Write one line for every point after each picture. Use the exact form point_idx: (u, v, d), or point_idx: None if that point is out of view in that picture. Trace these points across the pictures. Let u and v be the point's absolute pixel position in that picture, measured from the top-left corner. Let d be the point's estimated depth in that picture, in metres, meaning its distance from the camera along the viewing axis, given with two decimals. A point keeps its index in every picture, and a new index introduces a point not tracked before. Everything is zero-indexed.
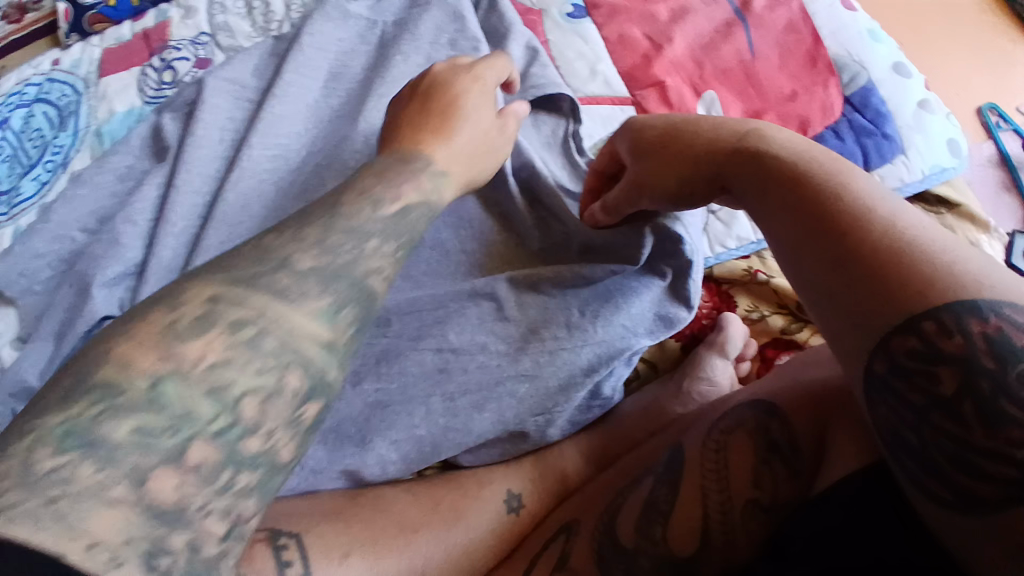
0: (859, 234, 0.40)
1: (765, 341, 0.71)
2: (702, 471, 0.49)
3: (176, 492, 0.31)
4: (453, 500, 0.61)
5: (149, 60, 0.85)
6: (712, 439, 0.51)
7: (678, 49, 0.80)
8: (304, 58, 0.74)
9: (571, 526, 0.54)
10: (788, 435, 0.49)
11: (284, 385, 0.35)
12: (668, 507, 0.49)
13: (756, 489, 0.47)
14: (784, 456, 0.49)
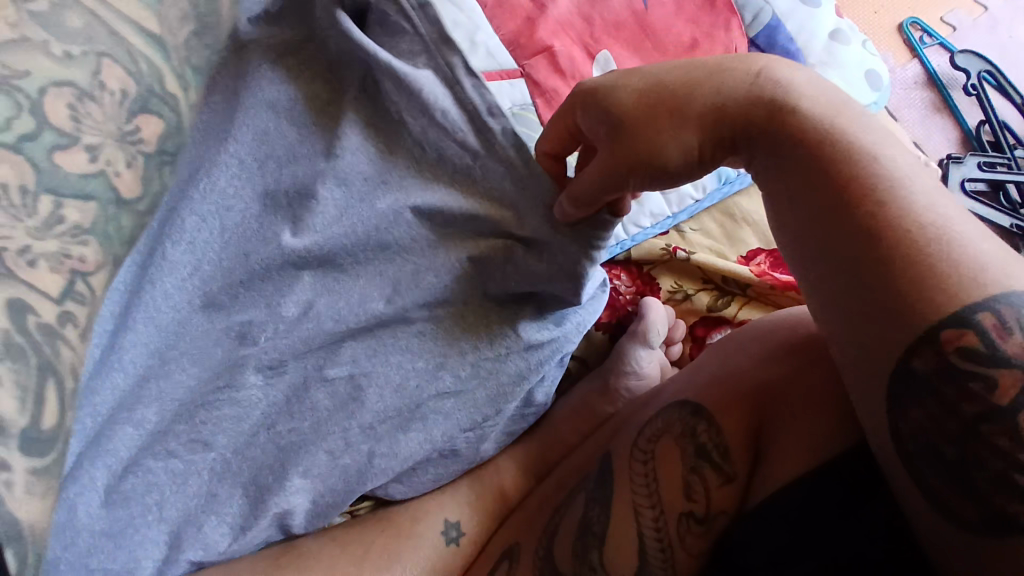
0: (892, 214, 0.39)
1: (694, 319, 0.64)
2: (632, 484, 0.48)
3: (81, 167, 0.52)
4: (387, 543, 0.59)
5: None
6: (642, 445, 0.49)
7: (563, 7, 0.67)
8: None
9: (514, 551, 0.57)
10: (717, 440, 0.46)
11: (110, 86, 0.55)
12: (601, 528, 0.49)
13: (690, 501, 0.45)
14: (716, 462, 0.46)
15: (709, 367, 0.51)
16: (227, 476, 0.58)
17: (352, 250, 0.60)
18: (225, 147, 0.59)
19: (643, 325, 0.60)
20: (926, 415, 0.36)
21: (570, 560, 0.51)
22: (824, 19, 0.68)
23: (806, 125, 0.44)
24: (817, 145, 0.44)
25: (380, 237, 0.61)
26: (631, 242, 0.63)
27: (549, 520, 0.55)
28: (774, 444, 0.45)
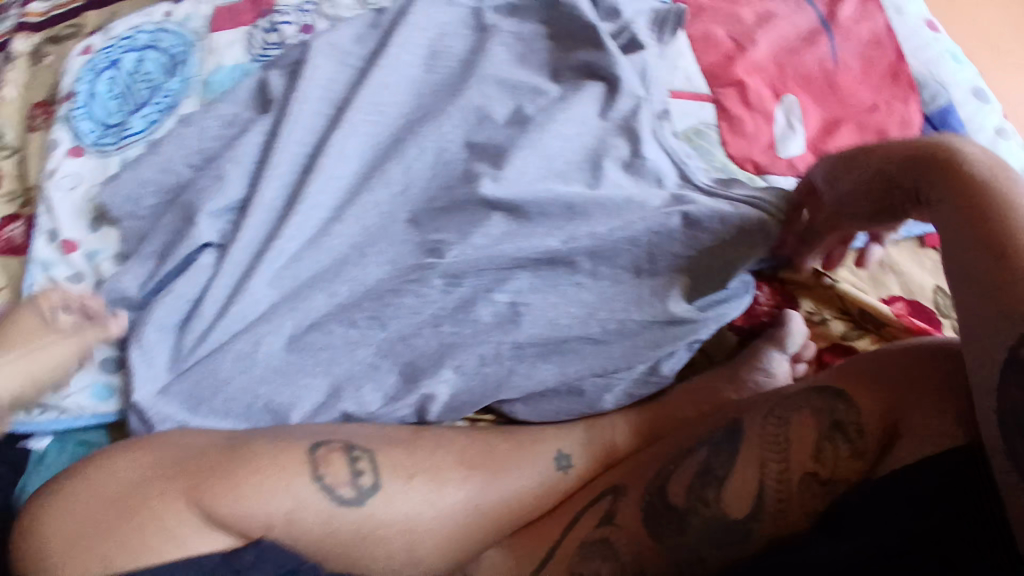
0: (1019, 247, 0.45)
1: (825, 345, 0.66)
2: (761, 439, 0.55)
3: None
4: (508, 452, 0.65)
5: (255, 19, 0.90)
6: (768, 416, 0.55)
7: (760, 52, 0.73)
8: (411, 31, 0.79)
9: (621, 490, 0.62)
10: (852, 416, 0.53)
11: None
12: (723, 472, 0.55)
13: (815, 462, 0.53)
14: (847, 434, 0.53)
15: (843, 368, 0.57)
16: (391, 354, 0.70)
17: (543, 204, 0.70)
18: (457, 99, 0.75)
19: (780, 330, 0.64)
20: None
21: (682, 496, 0.57)
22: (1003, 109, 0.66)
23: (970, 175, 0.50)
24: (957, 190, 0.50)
25: (565, 196, 0.70)
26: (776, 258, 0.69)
27: (663, 469, 0.60)
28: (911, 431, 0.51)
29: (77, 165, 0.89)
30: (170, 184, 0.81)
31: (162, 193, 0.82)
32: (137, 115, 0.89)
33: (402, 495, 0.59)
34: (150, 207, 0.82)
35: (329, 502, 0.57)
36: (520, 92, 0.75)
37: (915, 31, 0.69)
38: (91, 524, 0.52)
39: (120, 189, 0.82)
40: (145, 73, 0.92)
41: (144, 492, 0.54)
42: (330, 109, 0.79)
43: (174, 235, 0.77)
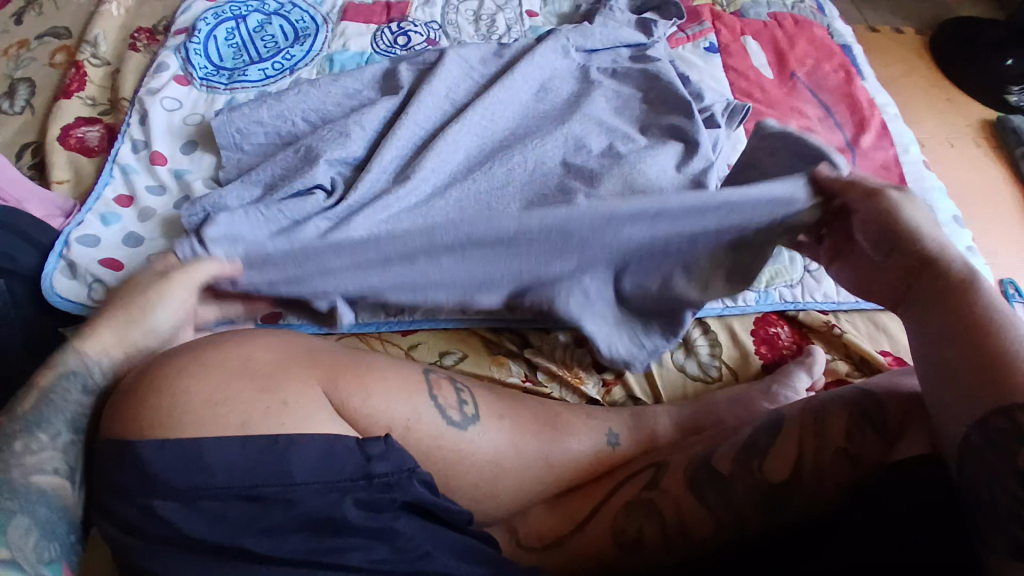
0: (994, 341, 0.52)
1: (831, 380, 0.80)
2: (801, 426, 0.64)
3: None
4: (569, 419, 0.71)
5: (384, 23, 1.03)
6: (809, 407, 0.65)
7: None
8: (529, 65, 0.93)
9: (663, 464, 0.69)
10: (879, 412, 0.63)
11: None
12: (767, 448, 0.64)
13: (847, 442, 0.62)
14: (873, 424, 0.62)
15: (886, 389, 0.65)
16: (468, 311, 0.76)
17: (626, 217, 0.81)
18: (562, 127, 0.88)
19: (809, 358, 0.78)
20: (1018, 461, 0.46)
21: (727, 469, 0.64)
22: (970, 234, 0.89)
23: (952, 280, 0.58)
24: (944, 297, 0.57)
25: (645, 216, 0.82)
26: (801, 305, 0.84)
27: (704, 448, 0.68)
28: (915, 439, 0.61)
29: (181, 92, 0.93)
30: (284, 132, 0.88)
31: (272, 134, 0.88)
32: (255, 66, 0.96)
33: (495, 430, 0.62)
34: (257, 144, 0.87)
35: (440, 421, 0.58)
36: (614, 133, 0.89)
37: (915, 171, 0.93)
38: (225, 390, 0.52)
39: (234, 121, 0.87)
40: (269, 34, 1.00)
41: (287, 370, 0.55)
42: (448, 109, 0.91)
43: (287, 169, 0.83)
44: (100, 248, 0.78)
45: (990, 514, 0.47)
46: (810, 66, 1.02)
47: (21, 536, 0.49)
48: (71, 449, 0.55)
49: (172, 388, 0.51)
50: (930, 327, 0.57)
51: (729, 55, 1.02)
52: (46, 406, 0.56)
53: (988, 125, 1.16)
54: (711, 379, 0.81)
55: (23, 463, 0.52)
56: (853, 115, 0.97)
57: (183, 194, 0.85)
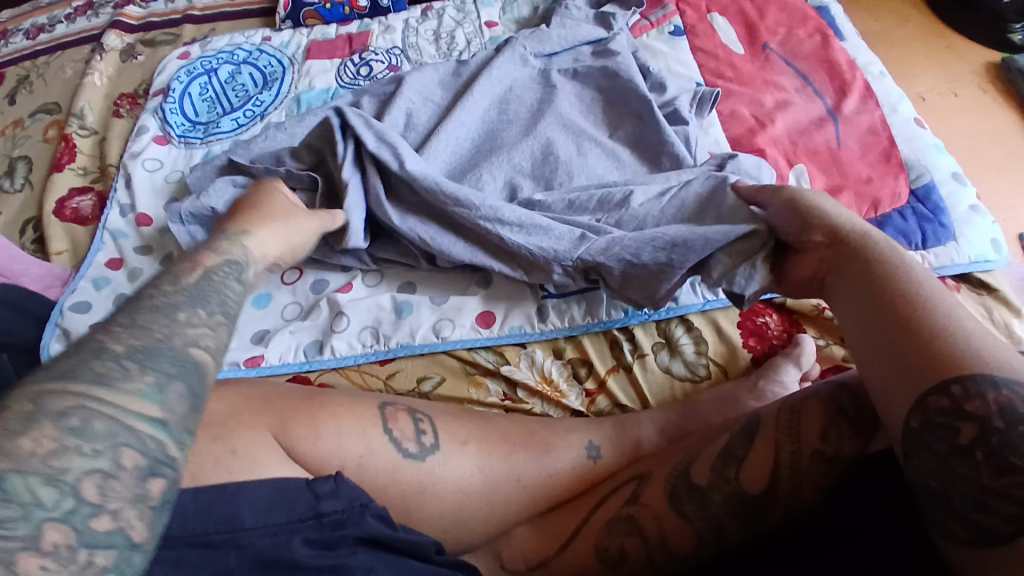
0: (918, 322, 0.50)
1: (827, 365, 0.76)
2: (777, 427, 0.60)
3: None
4: (545, 435, 0.70)
5: (348, 55, 1.04)
6: (786, 405, 0.62)
7: (778, 129, 0.88)
8: (489, 80, 0.92)
9: (644, 475, 0.67)
10: (855, 403, 0.58)
11: None
12: (743, 454, 0.61)
13: (823, 443, 0.58)
14: (849, 418, 0.58)
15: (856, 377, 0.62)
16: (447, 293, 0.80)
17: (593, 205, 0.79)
18: (530, 138, 0.86)
19: (797, 348, 0.74)
20: (937, 450, 0.45)
21: (704, 478, 0.62)
22: (974, 191, 0.82)
23: (871, 256, 0.56)
24: (867, 267, 0.56)
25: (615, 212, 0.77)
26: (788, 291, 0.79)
27: (684, 455, 0.65)
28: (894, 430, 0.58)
29: (162, 152, 0.97)
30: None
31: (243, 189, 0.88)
32: (226, 117, 0.99)
33: (457, 458, 0.63)
34: None
35: (396, 454, 0.60)
36: (578, 135, 0.87)
37: (905, 131, 0.87)
38: None
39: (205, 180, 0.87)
40: (239, 83, 1.04)
41: (234, 423, 0.57)
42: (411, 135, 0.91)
43: None
44: (92, 312, 0.81)
45: (955, 512, 0.44)
46: (783, 35, 0.97)
47: (174, 398, 0.42)
48: (223, 328, 0.48)
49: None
50: (858, 300, 0.55)
51: (695, 36, 0.98)
52: (203, 285, 0.49)
53: (991, 69, 1.09)
54: (700, 378, 0.77)
55: (185, 333, 0.45)
56: (833, 80, 0.92)
57: (166, 250, 0.86)
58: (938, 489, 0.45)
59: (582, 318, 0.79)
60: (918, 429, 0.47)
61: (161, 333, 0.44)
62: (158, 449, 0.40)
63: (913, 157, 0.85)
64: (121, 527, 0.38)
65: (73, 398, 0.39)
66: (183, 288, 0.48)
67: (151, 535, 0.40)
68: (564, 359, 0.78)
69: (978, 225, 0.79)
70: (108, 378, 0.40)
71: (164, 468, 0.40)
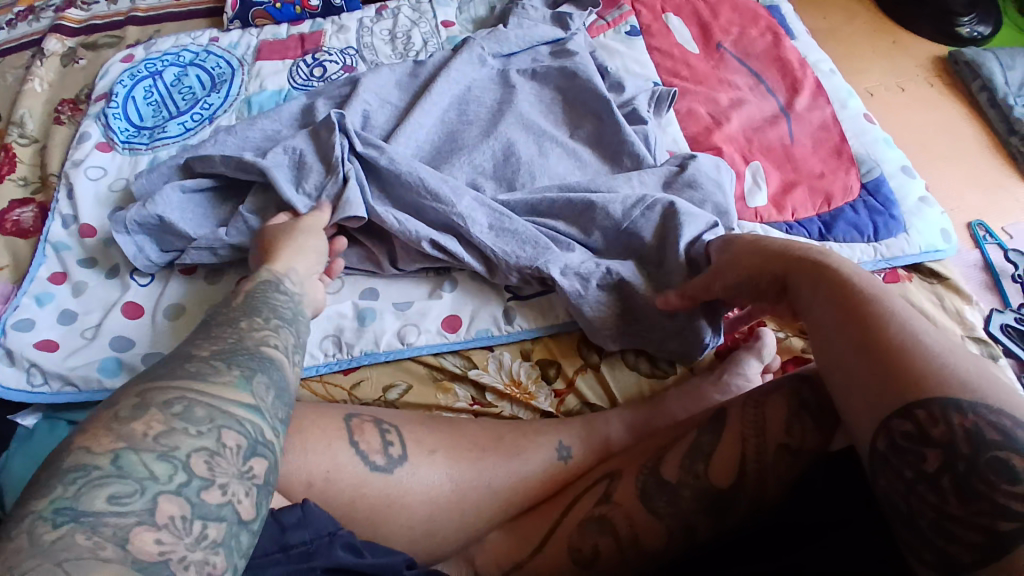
0: (892, 335, 0.50)
1: (787, 357, 0.78)
2: (743, 422, 0.61)
3: None
4: (514, 439, 0.70)
5: (300, 56, 1.01)
6: (749, 399, 0.63)
7: (733, 127, 0.89)
8: (447, 81, 0.91)
9: (616, 474, 0.67)
10: (817, 399, 0.60)
11: None
12: (710, 449, 0.61)
13: (788, 436, 0.59)
14: (812, 414, 0.59)
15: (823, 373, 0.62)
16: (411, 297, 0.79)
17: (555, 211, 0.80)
18: (490, 139, 0.85)
19: (759, 342, 0.76)
20: (905, 475, 0.47)
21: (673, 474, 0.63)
22: (922, 184, 0.85)
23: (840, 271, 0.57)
24: (837, 281, 0.56)
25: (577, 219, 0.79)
26: None
27: (654, 452, 0.66)
28: None
29: (105, 159, 0.92)
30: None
31: None
32: (173, 121, 0.95)
33: (426, 467, 0.62)
34: None
35: (364, 467, 0.59)
36: (537, 134, 0.87)
37: (855, 126, 0.90)
38: None
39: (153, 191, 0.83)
40: (186, 86, 1.00)
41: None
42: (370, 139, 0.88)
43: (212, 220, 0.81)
44: (35, 331, 0.77)
45: (919, 534, 0.46)
46: (735, 33, 0.98)
47: (261, 388, 0.48)
48: (281, 330, 0.57)
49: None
50: (829, 313, 0.55)
51: (651, 36, 0.99)
52: (255, 302, 0.59)
53: (936, 64, 1.14)
54: (666, 374, 0.78)
55: (252, 337, 0.53)
56: (785, 78, 0.94)
57: (113, 262, 0.82)
58: (906, 508, 0.46)
59: (548, 320, 0.79)
60: (886, 451, 0.48)
61: (234, 339, 0.52)
62: (255, 430, 0.46)
63: (864, 151, 0.87)
64: (229, 501, 0.42)
65: (177, 392, 0.45)
66: (242, 307, 0.57)
67: (256, 516, 0.44)
68: (531, 361, 0.78)
69: (928, 216, 0.82)
70: (201, 374, 0.47)
71: (262, 448, 0.45)
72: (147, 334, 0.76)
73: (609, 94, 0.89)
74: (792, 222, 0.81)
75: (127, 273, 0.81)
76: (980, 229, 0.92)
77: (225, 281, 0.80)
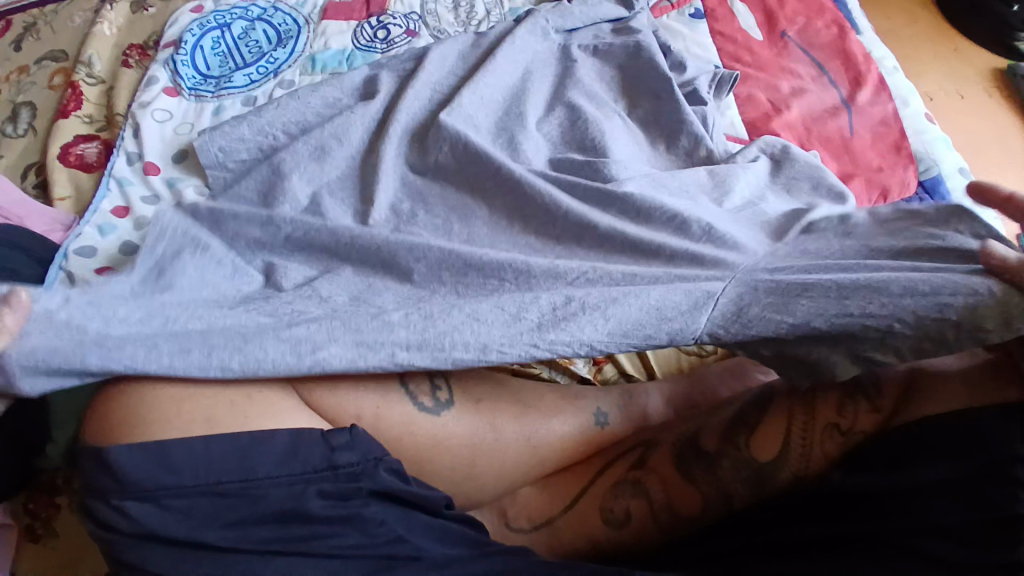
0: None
1: None
2: (789, 399, 0.62)
3: None
4: (555, 400, 0.71)
5: (364, 18, 1.03)
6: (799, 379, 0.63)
7: (793, 115, 0.89)
8: (511, 47, 0.91)
9: (651, 442, 0.68)
10: (874, 382, 0.59)
11: None
12: (753, 424, 0.62)
13: (838, 416, 0.59)
14: (866, 394, 0.59)
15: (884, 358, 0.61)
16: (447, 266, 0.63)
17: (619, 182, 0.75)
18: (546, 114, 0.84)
19: None
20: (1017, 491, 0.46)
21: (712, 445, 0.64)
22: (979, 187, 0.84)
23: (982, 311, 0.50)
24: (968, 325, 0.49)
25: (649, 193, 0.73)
26: None
27: (691, 426, 0.67)
28: (909, 410, 0.57)
29: (172, 104, 0.95)
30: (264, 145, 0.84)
31: (256, 150, 0.85)
32: (239, 72, 0.98)
33: (470, 415, 0.64)
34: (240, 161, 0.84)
35: (412, 407, 0.61)
36: (599, 108, 0.87)
37: (916, 124, 0.89)
38: (197, 387, 0.54)
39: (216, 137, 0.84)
40: (252, 39, 1.02)
41: None
42: (428, 102, 0.86)
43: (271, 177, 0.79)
44: (97, 258, 0.79)
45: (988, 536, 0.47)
46: (801, 24, 0.98)
47: None
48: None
49: (138, 385, 0.53)
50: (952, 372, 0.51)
51: (714, 20, 0.99)
52: None
53: (1000, 72, 1.12)
54: (706, 353, 0.79)
55: None
56: (848, 71, 0.93)
57: (175, 200, 0.85)
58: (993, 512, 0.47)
59: None
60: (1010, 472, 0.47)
61: None
62: None
63: (923, 149, 0.86)
64: None
65: None
66: None
67: None
68: None
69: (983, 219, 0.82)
70: None
71: None
72: None
73: (670, 73, 0.89)
74: None
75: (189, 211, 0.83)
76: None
77: None
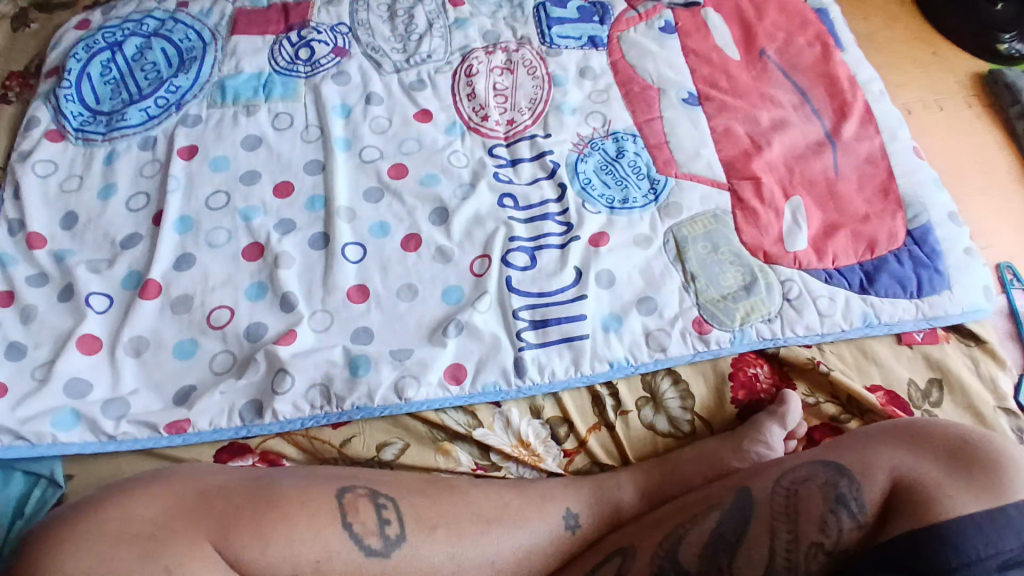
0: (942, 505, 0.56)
1: (815, 424, 0.71)
2: (773, 512, 0.60)
3: None
4: (520, 507, 0.65)
5: (283, 33, 0.88)
6: (783, 481, 0.62)
7: (773, 154, 0.80)
8: (444, 86, 0.85)
9: (629, 551, 0.64)
10: (852, 492, 0.59)
11: None
12: (735, 540, 0.60)
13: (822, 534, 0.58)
14: (848, 509, 0.59)
15: (858, 460, 0.61)
16: None
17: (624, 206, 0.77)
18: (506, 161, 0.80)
19: (783, 407, 0.69)
20: None
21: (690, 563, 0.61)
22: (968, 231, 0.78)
23: None
24: None
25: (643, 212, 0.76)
26: (781, 341, 0.72)
27: (666, 534, 0.64)
28: (889, 520, 0.58)
29: (55, 151, 0.80)
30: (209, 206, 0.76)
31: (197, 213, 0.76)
32: (135, 106, 0.82)
33: (426, 548, 0.59)
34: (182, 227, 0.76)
35: (356, 552, 0.58)
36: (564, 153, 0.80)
37: (906, 161, 0.81)
38: (107, 564, 0.52)
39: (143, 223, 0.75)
40: (149, 61, 0.86)
41: (170, 538, 0.54)
42: (378, 183, 0.78)
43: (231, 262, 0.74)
44: None
45: None
46: (781, 41, 0.88)
47: None
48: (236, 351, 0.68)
49: (48, 565, 0.52)
50: None
51: (686, 35, 0.88)
52: None
53: (979, 80, 1.03)
54: (683, 434, 0.72)
55: None
56: (833, 99, 0.84)
57: (65, 281, 0.72)
58: None
59: (564, 373, 0.70)
60: None
61: None
62: None
63: (912, 192, 0.79)
64: None
65: None
66: None
67: None
68: (542, 418, 0.70)
69: (974, 272, 0.76)
70: None
71: None
72: (108, 375, 0.66)
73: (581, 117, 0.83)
74: (833, 270, 0.75)
75: (81, 299, 0.70)
76: (1006, 272, 0.85)
77: (195, 314, 0.70)
